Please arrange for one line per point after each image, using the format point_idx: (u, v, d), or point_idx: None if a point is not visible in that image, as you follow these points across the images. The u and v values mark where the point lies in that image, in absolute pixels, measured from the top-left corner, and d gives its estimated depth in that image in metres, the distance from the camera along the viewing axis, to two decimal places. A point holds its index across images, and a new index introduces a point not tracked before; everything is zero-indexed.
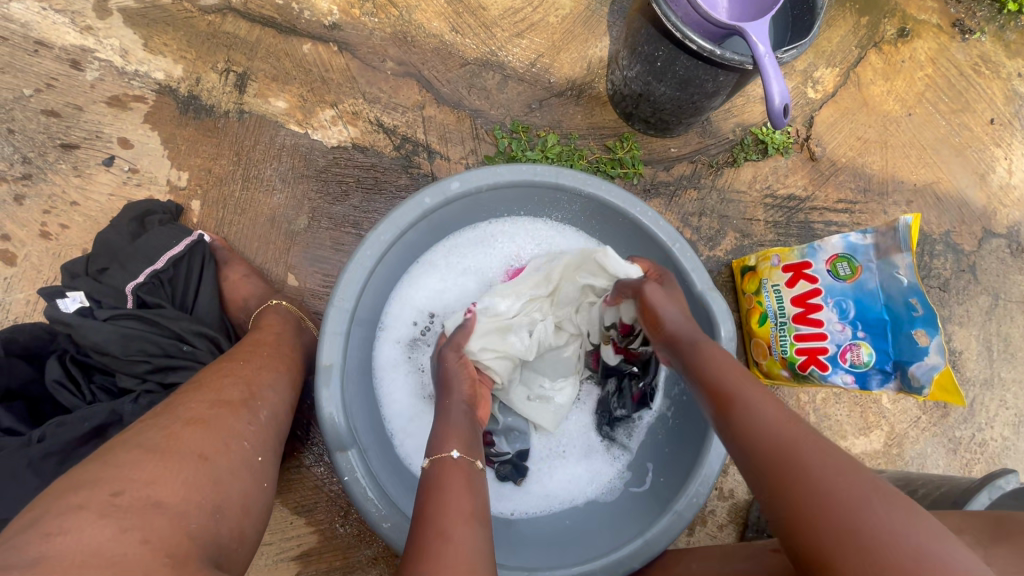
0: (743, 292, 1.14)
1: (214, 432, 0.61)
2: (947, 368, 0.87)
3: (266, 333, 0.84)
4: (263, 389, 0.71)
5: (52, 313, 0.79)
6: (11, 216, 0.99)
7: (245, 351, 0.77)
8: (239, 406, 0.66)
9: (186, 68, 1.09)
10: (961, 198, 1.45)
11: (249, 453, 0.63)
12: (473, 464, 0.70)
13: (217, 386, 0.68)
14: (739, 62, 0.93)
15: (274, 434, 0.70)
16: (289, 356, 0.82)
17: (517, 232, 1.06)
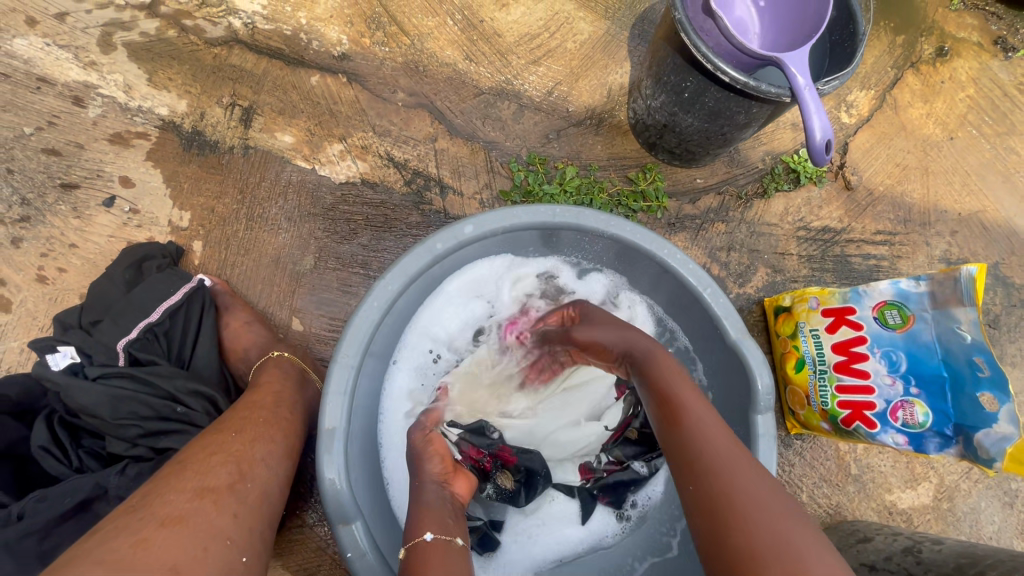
0: (777, 334, 1.06)
1: (191, 533, 0.55)
2: (1020, 441, 0.77)
3: (264, 395, 0.80)
4: (253, 469, 0.67)
5: (40, 370, 0.76)
6: (8, 260, 0.95)
7: (239, 421, 0.73)
8: (224, 493, 0.61)
9: (190, 103, 1.05)
10: (1009, 228, 1.35)
11: (231, 555, 0.57)
12: (450, 542, 0.66)
13: (201, 469, 0.63)
14: (776, 94, 0.86)
15: (262, 521, 0.64)
16: (286, 422, 0.77)
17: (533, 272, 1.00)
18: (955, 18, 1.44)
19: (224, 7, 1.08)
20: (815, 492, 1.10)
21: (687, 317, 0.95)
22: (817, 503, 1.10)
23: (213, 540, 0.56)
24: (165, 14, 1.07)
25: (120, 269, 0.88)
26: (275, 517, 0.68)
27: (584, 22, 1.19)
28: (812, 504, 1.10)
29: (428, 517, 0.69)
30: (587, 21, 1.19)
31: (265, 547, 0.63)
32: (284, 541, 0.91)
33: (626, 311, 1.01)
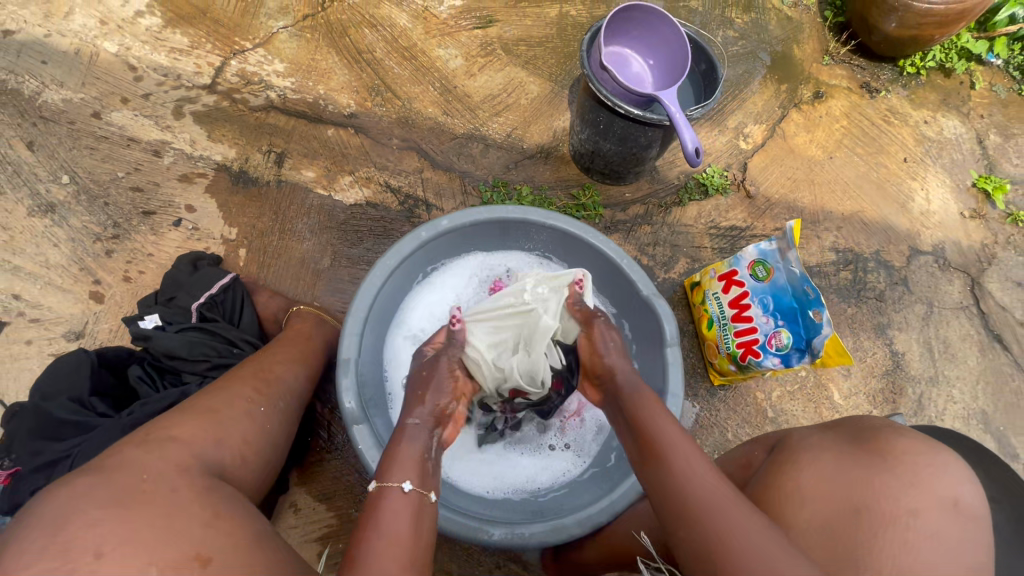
0: (694, 303, 1.37)
1: (223, 395, 0.87)
2: (835, 335, 1.03)
3: (293, 332, 1.11)
4: (270, 367, 0.99)
5: (135, 329, 1.04)
6: (102, 265, 1.26)
7: (271, 347, 1.06)
8: (249, 378, 0.94)
9: (238, 151, 1.42)
10: (886, 224, 1.68)
11: (252, 407, 0.89)
12: (423, 497, 0.78)
13: (235, 369, 0.96)
14: (658, 120, 1.22)
15: (279, 396, 0.95)
16: (305, 352, 1.08)
17: (498, 259, 1.31)
18: (826, 70, 1.86)
19: (264, 85, 1.48)
20: (739, 431, 1.35)
21: (616, 289, 1.25)
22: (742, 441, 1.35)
23: (236, 399, 0.88)
24: (222, 91, 1.46)
25: (180, 265, 1.16)
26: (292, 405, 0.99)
27: (533, 84, 1.58)
28: (738, 441, 1.34)
29: (406, 469, 0.79)
30: (535, 84, 1.58)
31: (283, 409, 0.94)
32: (307, 472, 1.15)
33: None
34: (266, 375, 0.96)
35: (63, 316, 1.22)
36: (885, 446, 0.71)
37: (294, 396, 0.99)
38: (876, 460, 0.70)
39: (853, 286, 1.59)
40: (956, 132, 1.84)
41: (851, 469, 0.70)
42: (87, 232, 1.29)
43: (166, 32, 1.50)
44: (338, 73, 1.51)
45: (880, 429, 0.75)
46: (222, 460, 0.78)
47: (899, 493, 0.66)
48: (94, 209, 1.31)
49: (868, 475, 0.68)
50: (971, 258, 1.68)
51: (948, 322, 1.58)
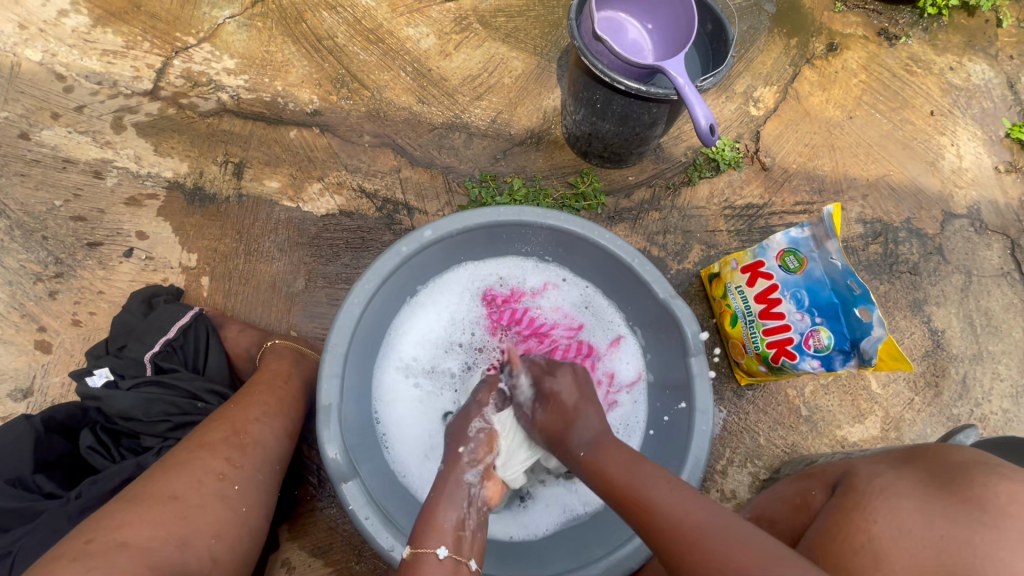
0: (714, 296, 1.23)
1: (188, 474, 0.75)
2: (889, 338, 0.92)
3: (267, 372, 0.97)
4: (245, 425, 0.84)
5: (83, 389, 0.90)
6: (47, 310, 1.12)
7: (245, 392, 0.91)
8: (220, 444, 0.80)
9: (190, 165, 1.25)
10: (915, 187, 1.53)
11: (224, 486, 0.76)
12: (460, 564, 0.74)
13: (205, 431, 0.82)
14: (664, 94, 1.05)
15: (258, 460, 0.83)
16: (283, 393, 0.94)
17: (490, 266, 1.17)
18: (840, 18, 1.66)
19: (213, 86, 1.31)
20: (771, 434, 1.24)
21: (624, 289, 1.10)
22: (775, 444, 1.23)
23: (206, 476, 0.75)
24: (166, 97, 1.29)
25: (133, 304, 1.03)
26: (278, 465, 0.86)
27: (516, 60, 1.40)
28: (770, 446, 1.23)
29: (444, 532, 0.76)
30: (519, 60, 1.40)
31: (261, 478, 0.81)
32: (299, 524, 1.04)
33: (573, 292, 1.18)
34: (241, 438, 0.82)
35: (6, 372, 1.08)
36: (979, 493, 0.58)
37: (276, 459, 0.86)
38: (971, 510, 0.57)
39: (885, 261, 1.45)
40: (986, 77, 1.66)
41: (941, 520, 0.57)
42: (26, 273, 1.14)
43: (95, 32, 1.32)
44: (296, 65, 1.34)
45: (969, 468, 0.62)
46: (187, 567, 0.67)
47: (1006, 556, 0.53)
48: (31, 246, 1.16)
49: (962, 531, 0.56)
50: (1010, 217, 1.53)
51: (989, 291, 1.45)
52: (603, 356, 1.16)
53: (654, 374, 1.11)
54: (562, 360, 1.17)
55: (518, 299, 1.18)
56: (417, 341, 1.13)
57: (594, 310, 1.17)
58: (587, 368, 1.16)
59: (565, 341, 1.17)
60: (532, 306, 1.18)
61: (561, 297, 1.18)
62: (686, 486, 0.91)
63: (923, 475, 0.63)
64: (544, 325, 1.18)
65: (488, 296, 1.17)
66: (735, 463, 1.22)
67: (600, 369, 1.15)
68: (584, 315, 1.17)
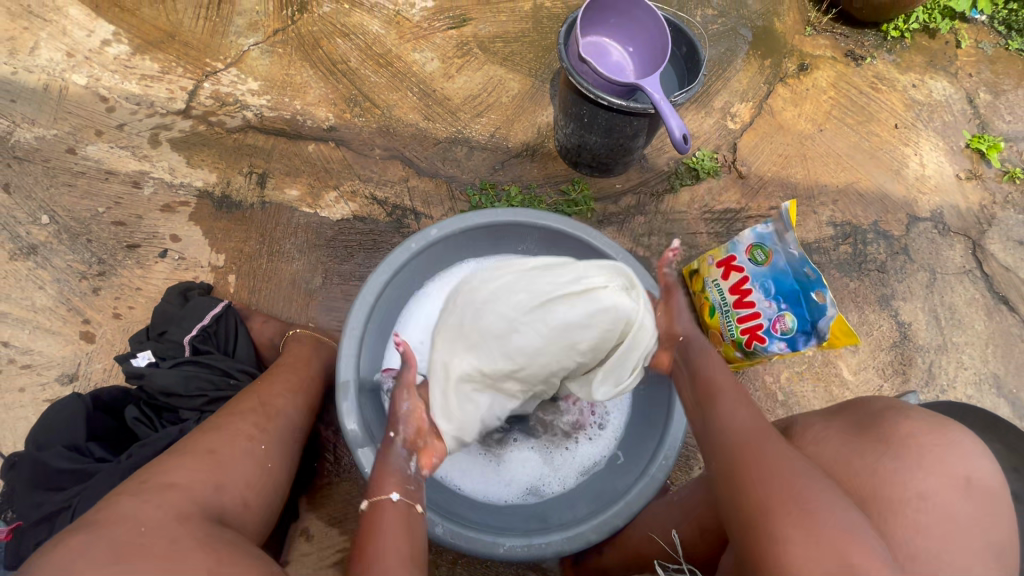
0: (694, 291, 1.36)
1: (223, 433, 0.86)
2: (840, 316, 1.03)
3: (288, 357, 1.09)
4: (271, 398, 0.96)
5: (129, 368, 1.02)
6: (90, 304, 1.25)
7: (268, 373, 1.03)
8: (248, 412, 0.92)
9: (219, 175, 1.39)
10: (882, 193, 1.66)
11: (253, 445, 0.87)
12: (411, 507, 0.85)
13: (236, 402, 0.94)
14: (642, 108, 1.19)
15: (282, 426, 0.94)
16: (303, 372, 1.05)
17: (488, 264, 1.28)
18: (809, 41, 1.81)
19: (240, 105, 1.46)
20: None
21: None
22: None
23: (237, 435, 0.86)
24: (197, 115, 1.44)
25: (171, 296, 1.15)
26: (299, 434, 0.97)
27: (513, 81, 1.55)
28: None
29: (392, 481, 0.87)
30: (515, 81, 1.55)
31: (284, 443, 0.93)
32: (317, 496, 1.14)
33: None
34: (267, 408, 0.94)
35: (53, 360, 1.20)
36: (883, 433, 0.69)
37: (297, 428, 0.97)
38: (875, 445, 0.68)
39: (854, 259, 1.57)
40: (946, 93, 1.81)
41: (851, 456, 0.69)
42: (72, 271, 1.27)
43: (135, 59, 1.47)
44: (314, 87, 1.49)
45: (881, 413, 0.73)
46: (223, 505, 0.77)
47: (906, 476, 0.64)
48: (77, 247, 1.29)
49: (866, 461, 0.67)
50: (971, 220, 1.66)
51: (953, 288, 1.56)
52: None
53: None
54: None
55: None
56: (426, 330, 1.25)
57: None
58: None
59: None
60: None
61: None
62: (666, 454, 1.02)
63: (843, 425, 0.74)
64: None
65: None
66: None
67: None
68: None
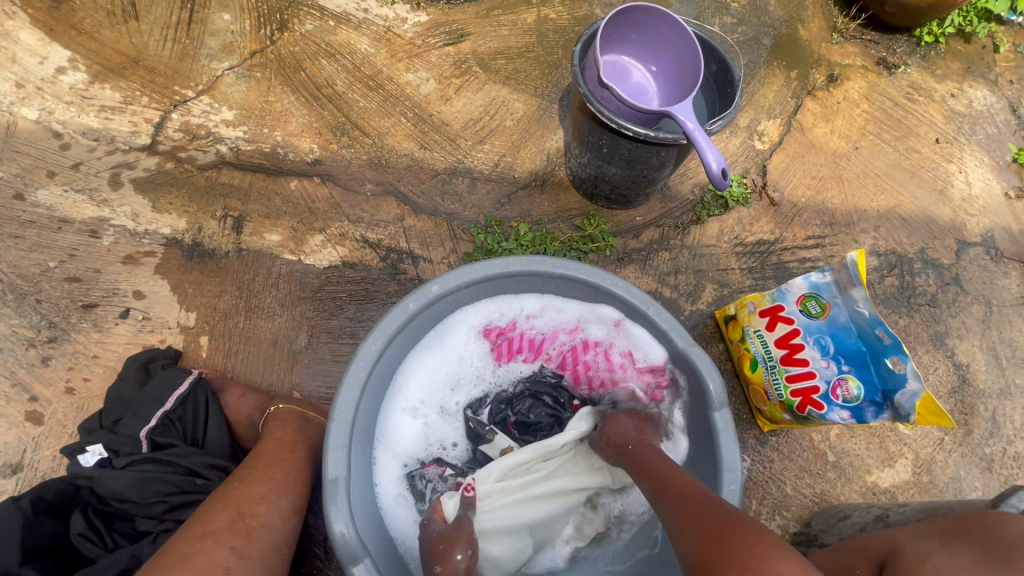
0: (731, 339, 1.19)
1: (191, 568, 0.67)
2: (927, 394, 0.86)
3: (269, 442, 0.90)
4: (252, 506, 0.77)
5: (74, 469, 0.85)
6: (39, 377, 1.08)
7: (246, 467, 0.84)
8: (224, 531, 0.73)
9: (189, 220, 1.23)
10: (927, 216, 1.51)
11: None
12: None
13: (207, 514, 0.75)
14: (672, 139, 1.03)
15: (268, 544, 0.76)
16: (289, 463, 0.87)
17: (472, 307, 1.08)
18: (838, 49, 1.66)
19: (212, 138, 1.29)
20: (798, 484, 1.18)
21: (622, 311, 1.02)
22: (803, 494, 1.18)
23: (211, 570, 0.68)
24: (164, 151, 1.27)
25: (129, 371, 0.98)
26: (288, 548, 0.79)
27: (518, 103, 1.39)
28: (798, 495, 1.17)
29: None
30: (520, 102, 1.39)
31: (269, 566, 0.74)
32: None
33: (563, 309, 1.09)
34: (247, 521, 0.75)
35: None
36: None
37: (285, 542, 0.78)
38: None
39: (902, 293, 1.41)
40: (987, 103, 1.65)
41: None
42: (19, 339, 1.10)
43: (93, 88, 1.31)
44: (296, 115, 1.33)
45: None
46: None
47: None
48: (24, 310, 1.13)
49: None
50: None
51: (1012, 322, 1.41)
52: (609, 343, 1.09)
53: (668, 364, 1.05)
54: (581, 370, 1.12)
55: (508, 329, 1.10)
56: (424, 387, 1.08)
57: (587, 317, 1.09)
58: (598, 370, 1.11)
59: (571, 352, 1.13)
60: (525, 330, 1.11)
61: (550, 312, 1.10)
62: None
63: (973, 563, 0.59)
64: (543, 341, 1.13)
65: (478, 331, 1.09)
66: (764, 516, 1.16)
67: (612, 357, 1.09)
68: (580, 320, 1.10)
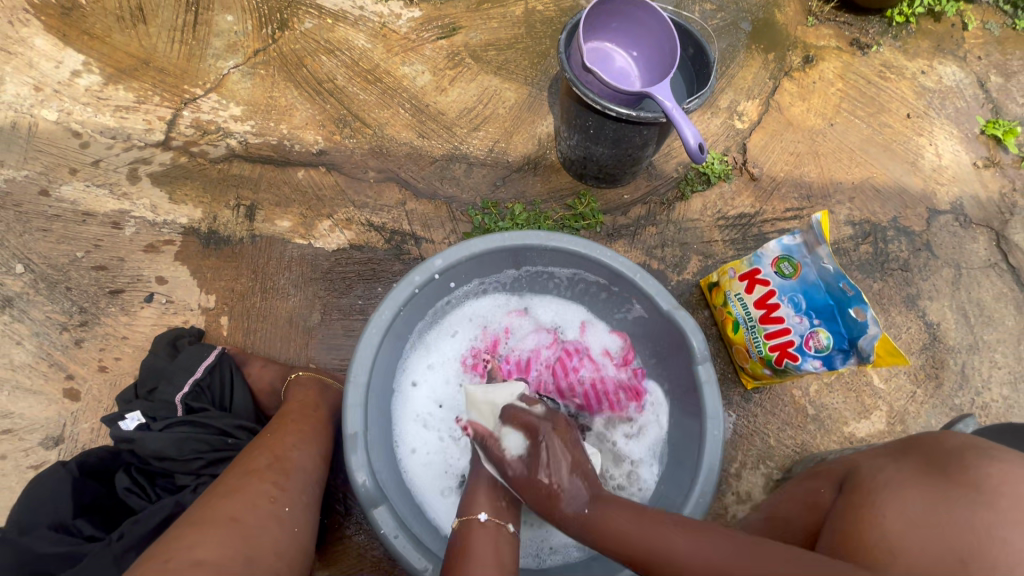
0: (714, 305, 1.28)
1: (241, 497, 0.76)
2: (886, 335, 0.96)
3: (293, 404, 0.99)
4: (286, 451, 0.86)
5: (116, 433, 0.93)
6: (73, 358, 1.17)
7: (275, 423, 0.93)
8: (265, 470, 0.81)
9: (204, 210, 1.31)
10: (899, 186, 1.59)
11: (276, 507, 0.77)
12: (501, 526, 0.83)
13: (247, 459, 0.84)
14: (653, 117, 1.11)
15: (302, 482, 0.84)
16: (313, 420, 0.96)
17: (455, 327, 1.21)
18: (813, 31, 1.73)
19: (222, 133, 1.37)
20: (780, 435, 1.28)
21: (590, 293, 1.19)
22: (785, 445, 1.27)
23: (259, 498, 0.76)
24: (177, 146, 1.35)
25: (160, 347, 1.07)
26: (319, 490, 0.88)
27: (509, 91, 1.47)
28: (781, 446, 1.27)
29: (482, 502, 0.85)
30: (511, 90, 1.47)
31: (305, 501, 0.83)
32: (330, 553, 1.07)
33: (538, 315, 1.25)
34: (283, 463, 0.84)
35: (37, 422, 1.12)
36: (977, 478, 0.63)
37: (316, 483, 0.87)
38: (970, 493, 0.62)
39: (876, 259, 1.50)
40: (957, 78, 1.73)
41: (939, 505, 0.62)
42: (52, 323, 1.19)
43: (107, 89, 1.38)
44: (300, 109, 1.41)
45: (963, 453, 0.67)
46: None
47: (1002, 532, 0.58)
48: (56, 297, 1.21)
49: (961, 511, 0.61)
50: (992, 210, 1.59)
51: (979, 283, 1.50)
52: (583, 343, 1.24)
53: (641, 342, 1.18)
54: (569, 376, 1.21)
55: (492, 346, 1.23)
56: (429, 402, 1.16)
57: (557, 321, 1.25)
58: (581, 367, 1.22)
59: (556, 361, 1.23)
60: (507, 347, 1.23)
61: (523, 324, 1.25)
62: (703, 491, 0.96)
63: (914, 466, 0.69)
64: (526, 358, 1.23)
65: (465, 350, 1.21)
66: (749, 465, 1.26)
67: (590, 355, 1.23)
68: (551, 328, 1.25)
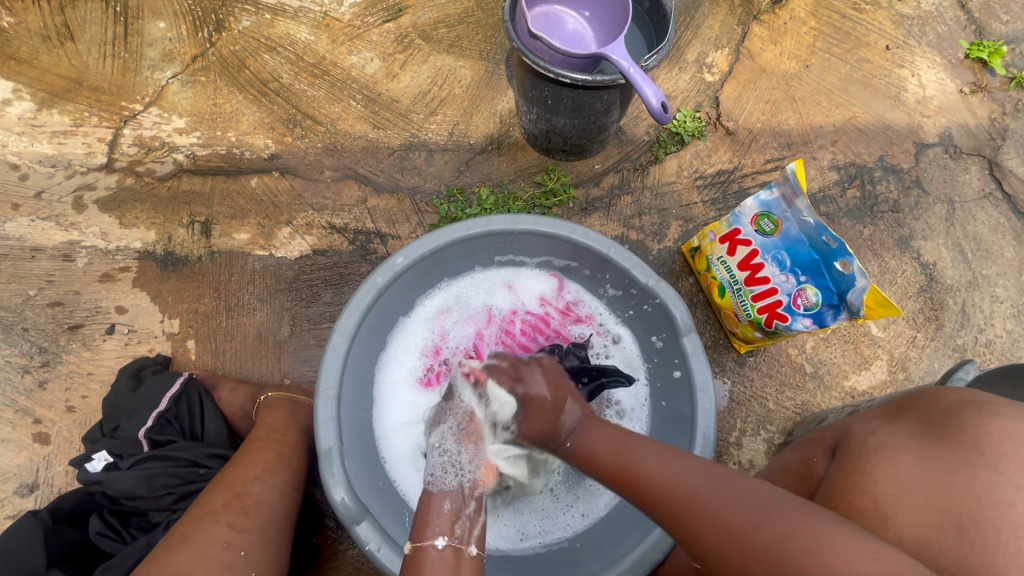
0: (699, 271, 1.22)
1: (190, 548, 0.72)
2: (874, 287, 0.91)
3: (263, 424, 0.95)
4: (245, 486, 0.82)
5: (85, 476, 0.89)
6: (39, 401, 1.13)
7: (243, 450, 0.90)
8: (219, 511, 0.78)
9: (157, 232, 1.25)
10: (882, 124, 1.52)
11: (228, 554, 0.74)
12: (461, 551, 0.72)
13: (206, 498, 0.80)
14: (610, 80, 1.04)
15: (264, 517, 0.81)
16: (280, 443, 0.92)
17: (399, 345, 1.13)
18: None
19: (167, 148, 1.31)
20: (779, 398, 1.24)
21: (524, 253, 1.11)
22: (785, 406, 1.24)
23: (209, 546, 0.73)
24: (122, 168, 1.29)
25: (122, 381, 1.03)
26: (286, 520, 0.84)
27: (464, 69, 1.39)
28: (780, 409, 1.23)
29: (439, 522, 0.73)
30: (467, 68, 1.39)
31: (266, 537, 0.79)
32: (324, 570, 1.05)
33: (473, 297, 1.17)
34: (242, 500, 0.80)
35: (9, 470, 1.09)
36: (975, 435, 0.59)
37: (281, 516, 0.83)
38: (967, 454, 0.58)
39: (864, 204, 1.44)
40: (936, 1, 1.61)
41: (936, 470, 0.58)
42: (14, 367, 1.15)
43: (41, 115, 1.31)
44: (246, 113, 1.34)
45: (961, 410, 0.62)
46: None
47: (1009, 494, 0.54)
48: (14, 339, 1.17)
49: (960, 477, 0.57)
50: (983, 137, 1.51)
51: (974, 216, 1.43)
52: (523, 304, 1.18)
53: (573, 275, 1.14)
54: (523, 342, 1.18)
55: (441, 353, 1.15)
56: (400, 413, 1.10)
57: (493, 300, 1.18)
58: (541, 329, 1.18)
59: (504, 334, 1.18)
60: (456, 348, 1.16)
61: (457, 317, 1.17)
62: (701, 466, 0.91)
63: (909, 426, 0.65)
64: (477, 345, 1.17)
65: (420, 371, 1.13)
66: (749, 432, 1.23)
67: (535, 309, 1.18)
68: (487, 306, 1.18)
